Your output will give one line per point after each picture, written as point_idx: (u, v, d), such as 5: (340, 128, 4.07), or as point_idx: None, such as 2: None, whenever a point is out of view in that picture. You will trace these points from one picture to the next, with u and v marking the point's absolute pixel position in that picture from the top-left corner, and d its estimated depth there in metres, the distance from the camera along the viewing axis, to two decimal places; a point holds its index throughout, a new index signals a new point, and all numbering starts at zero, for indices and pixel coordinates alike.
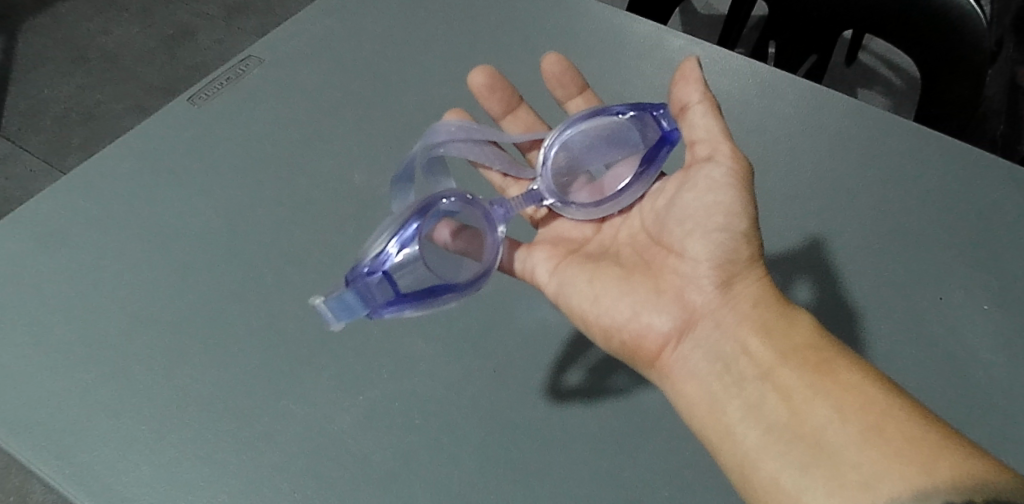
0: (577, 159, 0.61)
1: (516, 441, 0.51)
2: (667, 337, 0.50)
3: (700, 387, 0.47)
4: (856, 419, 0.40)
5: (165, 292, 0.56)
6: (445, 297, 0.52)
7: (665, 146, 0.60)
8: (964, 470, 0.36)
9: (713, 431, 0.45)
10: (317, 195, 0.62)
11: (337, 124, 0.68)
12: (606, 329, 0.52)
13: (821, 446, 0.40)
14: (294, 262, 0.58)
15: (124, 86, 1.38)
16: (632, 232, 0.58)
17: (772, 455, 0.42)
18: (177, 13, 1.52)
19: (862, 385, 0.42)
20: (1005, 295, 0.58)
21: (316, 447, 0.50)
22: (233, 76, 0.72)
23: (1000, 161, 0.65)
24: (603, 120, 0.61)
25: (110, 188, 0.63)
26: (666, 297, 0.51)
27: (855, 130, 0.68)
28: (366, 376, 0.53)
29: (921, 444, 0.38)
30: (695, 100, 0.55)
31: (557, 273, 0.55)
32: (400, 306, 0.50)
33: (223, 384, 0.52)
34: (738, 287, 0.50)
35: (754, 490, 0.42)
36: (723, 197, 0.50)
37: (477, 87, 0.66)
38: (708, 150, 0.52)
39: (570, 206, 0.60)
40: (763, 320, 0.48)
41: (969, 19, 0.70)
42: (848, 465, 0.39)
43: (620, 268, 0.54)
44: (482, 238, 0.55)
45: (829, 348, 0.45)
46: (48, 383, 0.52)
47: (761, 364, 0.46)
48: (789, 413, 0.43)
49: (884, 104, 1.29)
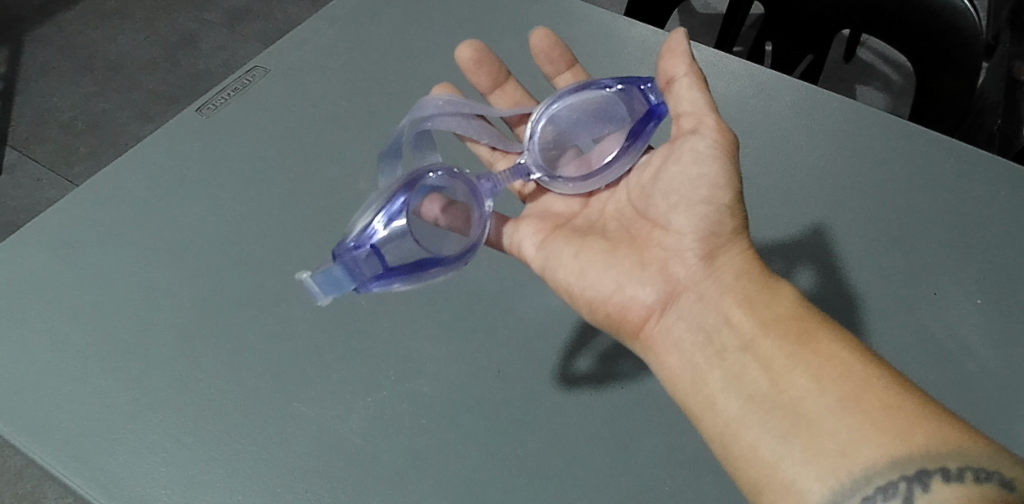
0: (565, 134, 0.62)
1: (521, 439, 0.52)
2: (651, 309, 0.51)
3: (683, 358, 0.48)
4: (835, 388, 0.41)
5: (180, 300, 0.59)
6: (432, 271, 0.53)
7: (653, 120, 0.60)
8: (938, 437, 0.38)
9: (695, 401, 0.46)
10: (326, 203, 0.64)
11: (342, 132, 0.70)
12: (591, 302, 0.53)
13: (801, 414, 0.41)
14: (302, 268, 0.60)
15: (131, 95, 1.50)
16: (619, 205, 0.58)
17: (751, 423, 0.43)
18: (184, 23, 1.65)
19: (841, 355, 0.43)
20: (998, 290, 0.60)
21: (327, 447, 0.52)
22: (240, 86, 0.74)
23: (985, 160, 0.68)
24: (590, 94, 0.61)
25: (124, 199, 0.66)
26: (651, 270, 0.52)
27: (847, 130, 0.71)
28: (373, 376, 0.55)
29: (897, 412, 0.39)
30: (682, 73, 0.54)
31: (545, 246, 0.56)
32: (388, 281, 0.51)
33: (236, 389, 0.54)
34: (721, 260, 0.50)
35: (733, 458, 0.43)
36: (707, 170, 0.50)
37: (465, 61, 0.67)
38: (693, 123, 0.52)
39: (558, 180, 0.60)
40: (746, 291, 0.48)
41: (958, 22, 0.78)
42: (826, 434, 0.40)
43: (606, 241, 0.55)
44: (469, 212, 0.56)
45: (810, 319, 0.46)
46: (71, 390, 0.55)
47: (742, 335, 0.47)
48: (769, 382, 0.44)
49: (883, 100, 1.38)
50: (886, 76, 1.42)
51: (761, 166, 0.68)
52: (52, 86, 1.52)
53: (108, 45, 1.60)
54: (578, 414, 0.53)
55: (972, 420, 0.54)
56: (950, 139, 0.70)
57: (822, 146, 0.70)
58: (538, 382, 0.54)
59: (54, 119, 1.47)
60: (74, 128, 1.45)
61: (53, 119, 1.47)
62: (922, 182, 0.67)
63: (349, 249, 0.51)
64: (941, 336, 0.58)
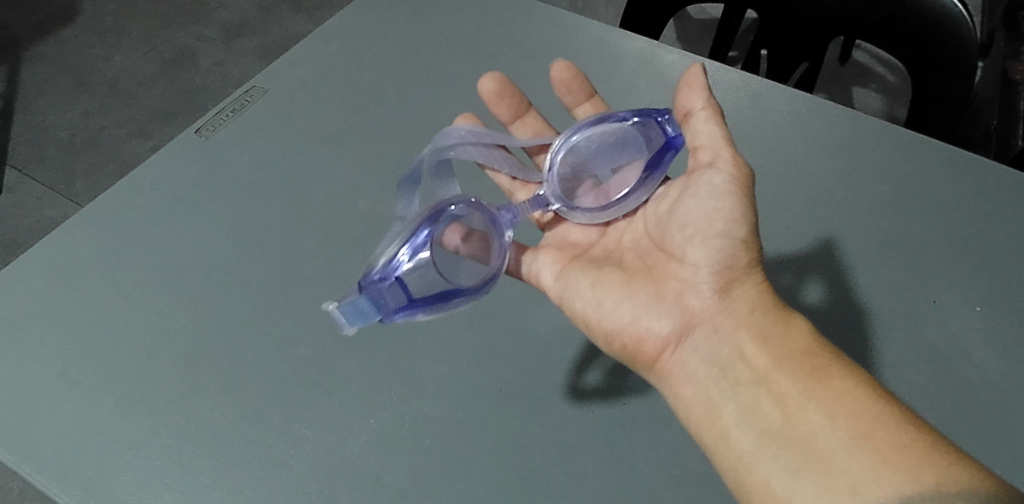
0: (583, 164, 0.62)
1: (524, 458, 0.52)
2: (666, 341, 0.51)
3: (697, 390, 0.48)
4: (848, 425, 0.41)
5: (180, 324, 0.59)
6: (455, 302, 0.53)
7: (671, 151, 0.60)
8: (952, 477, 0.38)
9: (709, 434, 0.46)
10: (326, 223, 0.65)
11: (341, 152, 0.70)
12: (607, 333, 0.53)
13: (813, 451, 0.42)
14: (303, 289, 0.60)
15: (129, 112, 1.51)
16: (636, 236, 0.58)
17: (765, 458, 0.43)
18: (181, 39, 1.66)
19: (854, 392, 0.43)
20: (997, 297, 0.60)
21: (330, 470, 0.52)
22: (238, 106, 0.74)
23: (981, 166, 0.68)
24: (608, 127, 0.62)
25: (122, 223, 0.66)
26: (666, 301, 0.52)
27: (844, 139, 0.71)
28: (376, 397, 0.55)
29: (909, 451, 0.39)
30: (699, 107, 0.55)
31: (561, 277, 0.56)
32: (412, 311, 0.51)
33: (239, 413, 0.54)
34: (737, 292, 0.50)
35: (746, 491, 0.43)
36: (723, 204, 0.50)
37: (487, 92, 0.68)
38: (710, 156, 0.52)
39: (575, 210, 0.60)
40: (760, 325, 0.48)
41: (948, 27, 0.78)
42: (838, 471, 0.40)
43: (621, 271, 0.55)
44: (490, 242, 0.56)
45: (823, 354, 0.46)
46: (73, 417, 0.55)
47: (757, 369, 0.47)
48: (782, 418, 0.44)
49: (877, 101, 1.39)
50: (881, 78, 1.43)
51: (761, 177, 0.68)
52: (51, 104, 1.53)
53: (106, 62, 1.61)
54: (582, 432, 0.53)
55: (974, 429, 0.54)
56: (947, 146, 0.70)
57: (820, 156, 0.70)
58: (540, 400, 0.54)
59: (53, 137, 1.47)
60: (73, 145, 1.45)
61: (51, 137, 1.47)
62: (920, 190, 0.67)
63: (374, 280, 0.51)
64: (941, 345, 0.58)
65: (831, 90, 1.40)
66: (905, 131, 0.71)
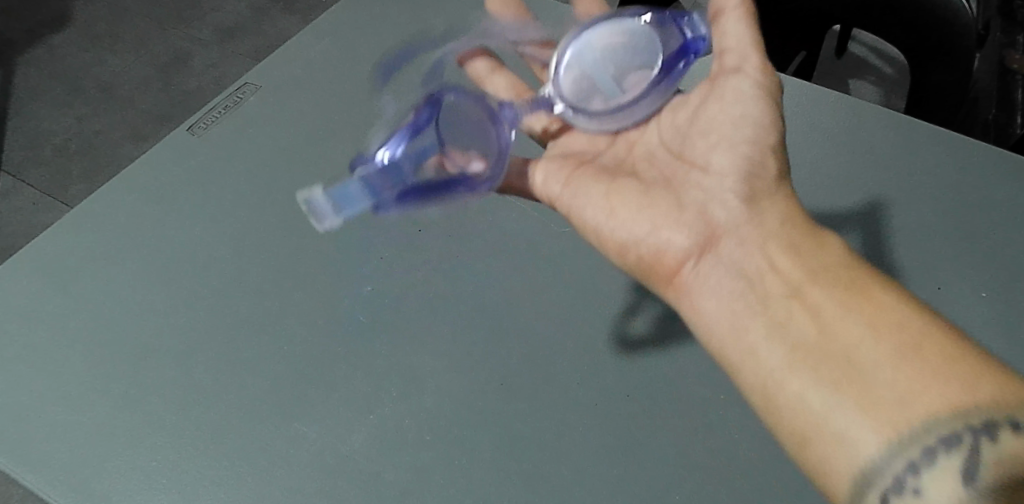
0: (592, 65, 0.62)
1: (527, 451, 0.50)
2: (688, 253, 0.49)
3: (721, 305, 0.45)
4: (891, 336, 0.38)
5: (174, 323, 0.58)
6: (458, 192, 0.57)
7: (686, 56, 0.60)
8: (1007, 390, 0.34)
9: (735, 351, 0.43)
10: (321, 219, 0.64)
11: (337, 147, 0.69)
12: (624, 244, 0.51)
13: (853, 365, 0.38)
14: (299, 287, 0.59)
15: (123, 115, 1.50)
16: (649, 149, 0.58)
17: (797, 373, 0.39)
18: (175, 41, 1.66)
19: (896, 306, 0.39)
20: (1002, 283, 0.60)
21: (329, 467, 0.50)
22: (231, 104, 0.73)
23: (983, 152, 0.68)
24: (619, 27, 0.62)
25: (114, 223, 0.65)
26: (688, 213, 0.50)
27: (845, 127, 0.70)
28: (375, 393, 0.54)
29: (960, 360, 0.36)
30: (730, 6, 0.54)
31: (570, 184, 0.56)
32: (408, 197, 0.56)
33: (236, 411, 0.53)
34: (764, 206, 0.48)
35: (775, 408, 0.40)
36: (750, 108, 0.50)
37: (477, 71, 0.69)
38: (737, 60, 0.52)
39: (581, 112, 0.60)
40: (790, 237, 0.46)
41: (947, 12, 0.78)
42: (881, 383, 0.36)
43: (639, 183, 0.53)
44: (490, 133, 0.60)
45: (862, 273, 0.42)
46: (68, 419, 0.54)
47: (788, 281, 0.44)
48: (816, 329, 0.40)
49: (874, 94, 1.39)
50: (879, 70, 1.42)
51: None
52: (45, 110, 1.52)
53: (99, 67, 1.60)
54: (586, 423, 0.52)
55: None
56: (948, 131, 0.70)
57: (820, 144, 0.69)
58: (542, 391, 0.53)
59: (47, 143, 1.46)
60: (67, 150, 1.45)
61: (45, 142, 1.46)
62: (922, 176, 0.66)
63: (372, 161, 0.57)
64: None
65: (829, 83, 1.40)
66: (905, 117, 0.71)
